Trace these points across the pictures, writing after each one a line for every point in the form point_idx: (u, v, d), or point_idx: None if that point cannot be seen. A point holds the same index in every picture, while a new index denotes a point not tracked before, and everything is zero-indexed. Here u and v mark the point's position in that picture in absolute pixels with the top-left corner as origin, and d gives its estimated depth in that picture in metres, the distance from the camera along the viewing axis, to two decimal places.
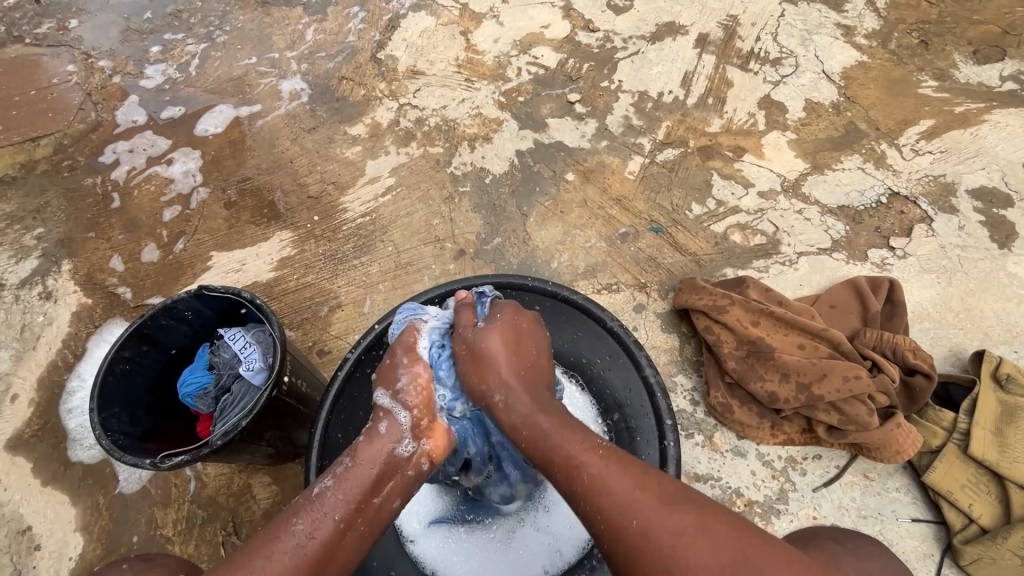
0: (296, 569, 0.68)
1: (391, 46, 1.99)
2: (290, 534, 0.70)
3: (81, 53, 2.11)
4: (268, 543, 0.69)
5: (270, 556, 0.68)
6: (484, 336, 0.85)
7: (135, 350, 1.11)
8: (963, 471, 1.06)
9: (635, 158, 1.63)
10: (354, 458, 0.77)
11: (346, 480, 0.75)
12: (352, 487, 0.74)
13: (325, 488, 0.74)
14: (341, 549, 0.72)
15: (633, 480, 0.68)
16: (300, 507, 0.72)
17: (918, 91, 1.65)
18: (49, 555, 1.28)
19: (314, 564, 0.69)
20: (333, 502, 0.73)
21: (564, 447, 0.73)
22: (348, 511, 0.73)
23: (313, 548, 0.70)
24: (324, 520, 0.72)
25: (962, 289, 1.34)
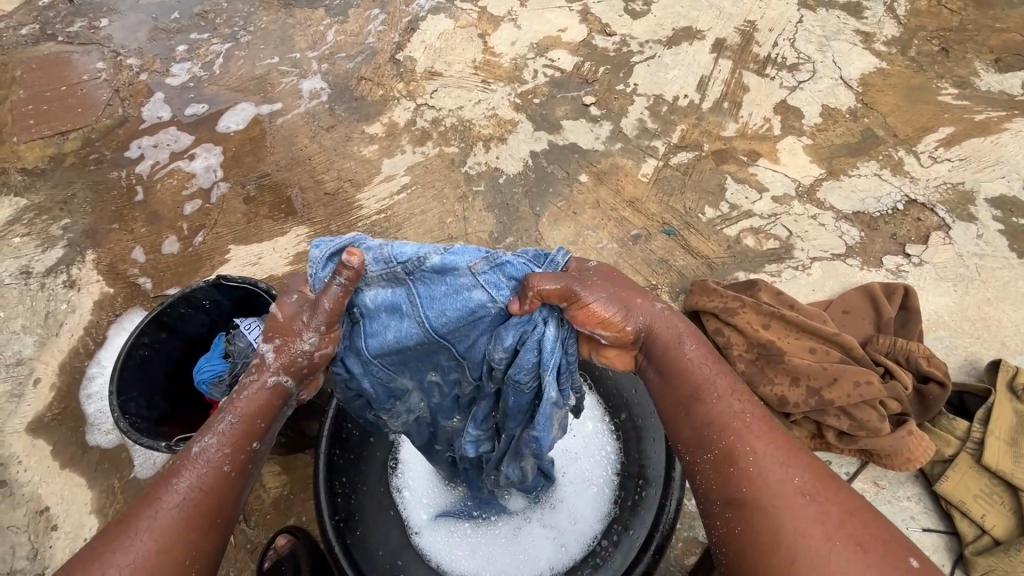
0: (182, 522, 0.61)
1: (410, 48, 2.02)
2: (171, 491, 0.62)
3: (110, 52, 2.18)
4: (149, 506, 0.61)
5: (155, 517, 0.60)
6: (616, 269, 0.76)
7: (154, 336, 1.14)
8: (976, 480, 1.04)
9: (648, 160, 1.63)
10: (235, 407, 0.67)
11: (231, 430, 0.66)
12: (234, 438, 0.66)
13: (207, 443, 0.65)
14: (234, 496, 0.65)
15: (783, 456, 0.63)
16: (179, 466, 0.64)
17: (937, 99, 1.63)
18: (66, 535, 1.31)
19: (201, 514, 0.62)
20: (217, 456, 0.65)
21: (719, 395, 0.68)
22: (236, 460, 0.66)
23: (201, 500, 0.63)
24: (213, 473, 0.64)
25: (979, 298, 1.32)
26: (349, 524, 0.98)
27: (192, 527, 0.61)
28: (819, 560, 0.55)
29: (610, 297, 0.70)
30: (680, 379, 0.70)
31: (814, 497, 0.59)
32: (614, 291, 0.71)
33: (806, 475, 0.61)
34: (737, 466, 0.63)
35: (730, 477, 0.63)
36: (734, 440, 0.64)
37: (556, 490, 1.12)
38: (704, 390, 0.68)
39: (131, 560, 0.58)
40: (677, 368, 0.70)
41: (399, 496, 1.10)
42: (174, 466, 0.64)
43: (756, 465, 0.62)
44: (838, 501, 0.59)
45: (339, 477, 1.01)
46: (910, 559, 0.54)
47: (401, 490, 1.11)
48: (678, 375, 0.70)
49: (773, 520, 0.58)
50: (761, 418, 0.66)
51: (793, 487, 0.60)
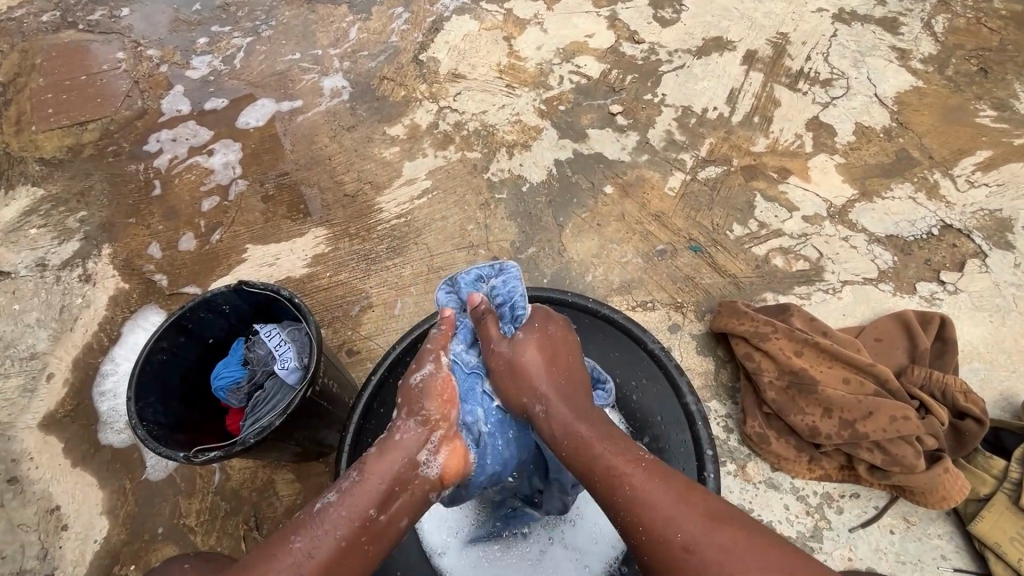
0: None
1: (433, 48, 1.99)
2: (287, 552, 0.69)
3: (131, 42, 2.16)
4: (266, 559, 0.68)
5: (268, 570, 0.67)
6: (520, 351, 0.92)
7: (173, 340, 1.12)
8: (1013, 523, 1.01)
9: (675, 174, 1.60)
10: (363, 473, 0.77)
11: (352, 495, 0.74)
12: (354, 502, 0.74)
13: (328, 503, 0.73)
14: (345, 560, 0.71)
15: (674, 495, 0.70)
16: (300, 525, 0.72)
17: (974, 121, 1.59)
18: (76, 536, 1.30)
19: None
20: (335, 520, 0.72)
21: (604, 457, 0.77)
22: (352, 529, 0.72)
23: (314, 562, 0.69)
24: (326, 537, 0.71)
25: (1015, 330, 1.29)
26: None
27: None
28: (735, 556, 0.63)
29: (550, 345, 0.93)
30: (579, 451, 0.79)
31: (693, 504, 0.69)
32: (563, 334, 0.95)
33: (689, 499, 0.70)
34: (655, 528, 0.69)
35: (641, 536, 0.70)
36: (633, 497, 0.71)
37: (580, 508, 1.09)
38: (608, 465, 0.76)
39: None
40: (582, 439, 0.80)
41: (418, 515, 1.08)
42: (296, 523, 0.72)
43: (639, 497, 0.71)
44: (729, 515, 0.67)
45: None
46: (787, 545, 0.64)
47: None
48: (582, 453, 0.79)
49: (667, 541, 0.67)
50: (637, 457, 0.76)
51: (695, 515, 0.68)
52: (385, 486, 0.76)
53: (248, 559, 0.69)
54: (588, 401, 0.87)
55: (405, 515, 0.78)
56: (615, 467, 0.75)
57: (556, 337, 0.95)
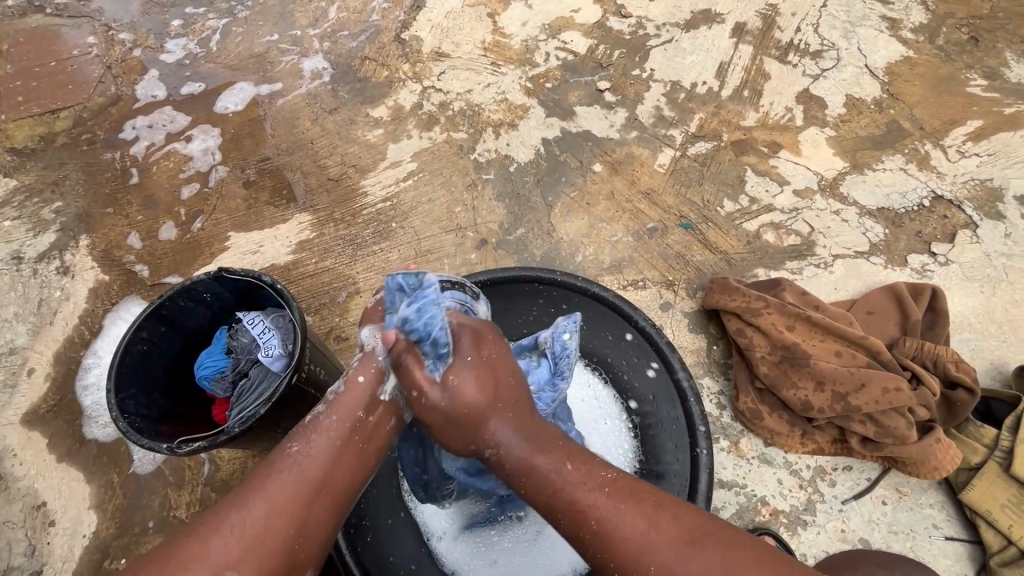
0: (288, 498, 0.64)
1: (416, 27, 1.93)
2: (285, 457, 0.67)
3: (101, 25, 2.07)
4: (264, 468, 0.67)
5: (268, 481, 0.65)
6: (460, 390, 0.69)
7: (153, 331, 1.09)
8: (1004, 490, 1.02)
9: (665, 150, 1.57)
10: (346, 381, 0.72)
11: (341, 403, 0.71)
12: (344, 410, 0.71)
13: (319, 413, 0.71)
14: (340, 469, 0.68)
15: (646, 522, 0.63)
16: (295, 433, 0.69)
17: (965, 90, 1.58)
18: (64, 531, 1.28)
19: (311, 484, 0.66)
20: (328, 426, 0.69)
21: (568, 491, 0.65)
22: (346, 431, 0.70)
23: (314, 470, 0.66)
24: (321, 443, 0.68)
25: (1006, 300, 1.29)
26: (359, 529, 1.01)
27: (298, 497, 0.65)
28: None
29: (487, 380, 0.70)
30: (541, 482, 0.67)
31: (666, 530, 0.63)
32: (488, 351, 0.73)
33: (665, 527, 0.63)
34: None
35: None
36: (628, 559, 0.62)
37: None
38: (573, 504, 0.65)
39: (248, 519, 0.63)
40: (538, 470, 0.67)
41: (412, 500, 1.07)
42: (291, 433, 0.70)
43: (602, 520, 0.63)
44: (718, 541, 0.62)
45: None
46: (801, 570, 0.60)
47: (413, 494, 1.07)
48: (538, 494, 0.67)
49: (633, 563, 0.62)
50: (609, 481, 0.66)
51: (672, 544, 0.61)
52: (370, 394, 0.72)
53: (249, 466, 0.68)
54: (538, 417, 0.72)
55: (394, 414, 0.74)
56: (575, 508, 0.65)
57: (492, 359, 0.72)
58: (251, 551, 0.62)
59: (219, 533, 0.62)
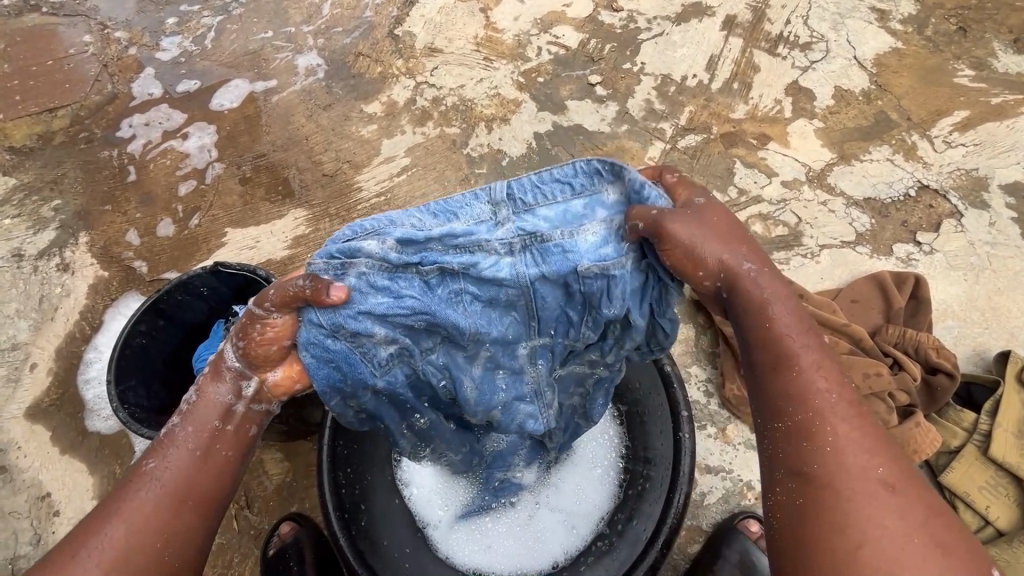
0: (149, 509, 0.67)
1: (409, 22, 1.94)
2: (142, 473, 0.69)
3: (97, 24, 2.09)
4: (123, 488, 0.69)
5: (127, 498, 0.68)
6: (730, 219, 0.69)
7: (151, 325, 1.11)
8: (982, 472, 1.04)
9: (655, 143, 1.59)
10: (197, 394, 0.73)
11: (192, 414, 0.73)
12: (198, 418, 0.72)
13: (174, 425, 0.73)
14: (204, 476, 0.71)
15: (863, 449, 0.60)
16: (151, 449, 0.72)
17: (952, 80, 1.59)
18: (69, 521, 1.31)
19: (172, 493, 0.68)
20: (183, 435, 0.72)
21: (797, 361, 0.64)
22: (202, 439, 0.72)
23: (169, 481, 0.69)
24: (178, 454, 0.71)
25: (989, 287, 1.31)
26: (355, 514, 1.02)
27: (159, 507, 0.67)
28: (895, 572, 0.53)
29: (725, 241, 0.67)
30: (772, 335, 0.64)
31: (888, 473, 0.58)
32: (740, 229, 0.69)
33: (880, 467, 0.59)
34: (828, 478, 0.59)
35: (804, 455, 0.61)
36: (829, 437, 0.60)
37: (564, 474, 1.12)
38: (787, 359, 0.64)
39: (107, 539, 0.65)
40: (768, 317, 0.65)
41: (406, 489, 1.10)
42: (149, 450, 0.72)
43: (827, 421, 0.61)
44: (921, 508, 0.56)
45: (344, 468, 1.04)
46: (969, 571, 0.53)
47: (408, 484, 1.10)
48: (757, 330, 0.65)
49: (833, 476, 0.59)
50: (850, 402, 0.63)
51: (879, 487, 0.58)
52: (225, 401, 0.74)
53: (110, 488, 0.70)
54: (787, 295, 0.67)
55: (254, 423, 0.75)
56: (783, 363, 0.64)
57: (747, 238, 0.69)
58: (116, 565, 0.64)
59: (79, 554, 0.65)
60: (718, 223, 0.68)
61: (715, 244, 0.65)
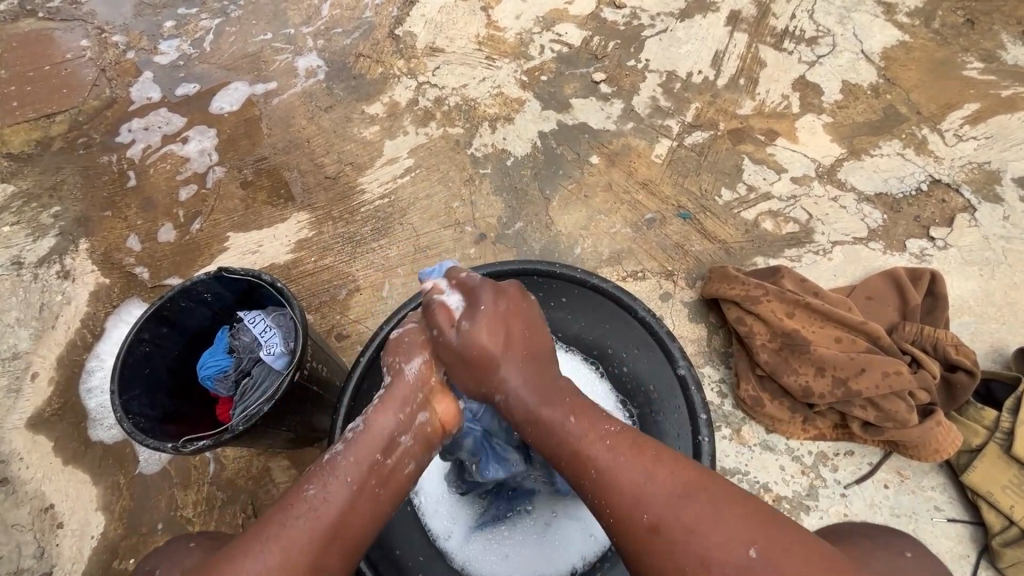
0: (312, 536, 0.68)
1: (409, 22, 1.92)
2: (301, 500, 0.70)
3: (94, 28, 2.07)
4: (281, 512, 0.70)
5: (286, 523, 0.69)
6: (474, 334, 0.80)
7: (155, 332, 1.09)
8: (1005, 471, 1.02)
9: (662, 141, 1.57)
10: (366, 423, 0.77)
11: (358, 444, 0.75)
12: (361, 449, 0.75)
13: (337, 453, 0.75)
14: (357, 514, 0.72)
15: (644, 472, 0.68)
16: (313, 474, 0.73)
17: (961, 73, 1.57)
18: (72, 533, 1.29)
19: (329, 527, 0.69)
20: (345, 466, 0.73)
21: (568, 431, 0.73)
22: (362, 473, 0.73)
23: (327, 514, 0.70)
24: (339, 485, 0.72)
25: (1005, 282, 1.29)
26: None
27: (316, 541, 0.68)
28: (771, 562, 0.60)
29: (505, 329, 0.81)
30: (544, 429, 0.75)
31: (672, 482, 0.67)
32: (514, 307, 0.84)
33: (661, 474, 0.67)
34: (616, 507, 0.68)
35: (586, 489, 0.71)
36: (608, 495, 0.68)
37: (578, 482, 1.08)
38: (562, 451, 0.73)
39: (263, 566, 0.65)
40: (543, 422, 0.75)
41: (416, 498, 1.08)
42: (308, 475, 0.73)
43: (600, 466, 0.70)
44: (698, 480, 0.67)
45: None
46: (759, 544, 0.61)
47: (418, 492, 1.09)
48: (542, 427, 0.75)
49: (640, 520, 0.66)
50: (611, 435, 0.72)
51: (671, 496, 0.66)
52: (390, 433, 0.77)
53: (265, 511, 0.71)
54: (553, 375, 0.81)
55: (412, 459, 0.78)
56: (582, 451, 0.71)
57: (506, 311, 0.82)
58: None
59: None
60: (505, 295, 0.84)
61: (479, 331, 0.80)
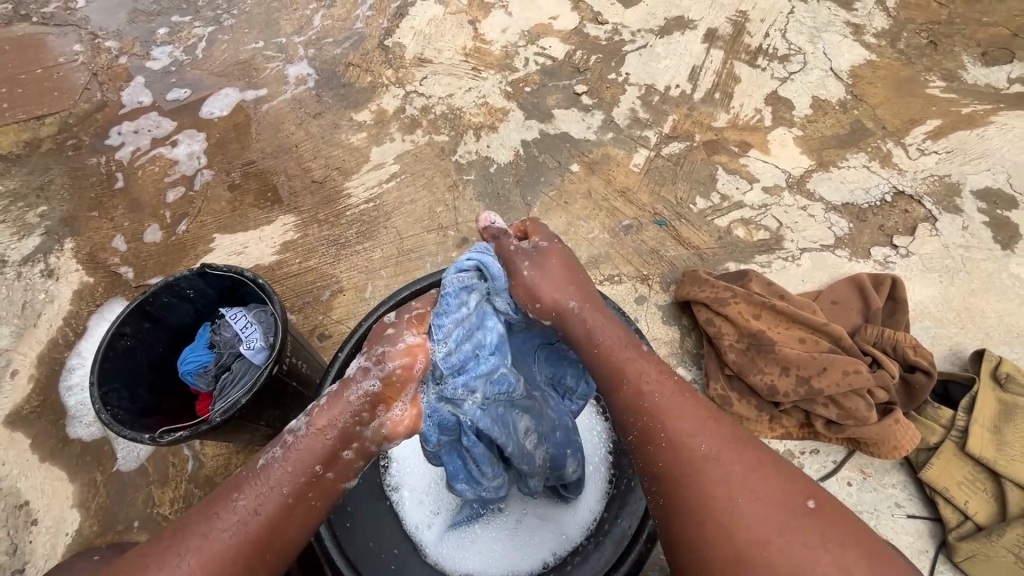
0: (234, 552, 0.64)
1: (399, 34, 1.97)
2: (229, 511, 0.66)
3: (87, 34, 2.10)
4: (205, 522, 0.66)
5: (208, 536, 0.65)
6: (550, 252, 0.85)
7: (137, 327, 1.11)
8: (960, 468, 1.06)
9: (640, 150, 1.62)
10: (309, 427, 0.71)
11: (296, 452, 0.69)
12: (298, 459, 0.69)
13: (272, 459, 0.70)
14: (287, 526, 0.68)
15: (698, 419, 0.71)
16: (242, 483, 0.68)
17: (925, 91, 1.64)
18: (46, 530, 1.29)
19: (254, 544, 0.66)
20: (278, 476, 0.68)
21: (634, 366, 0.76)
22: (297, 485, 0.69)
23: (253, 528, 0.66)
24: (269, 495, 0.68)
25: (963, 289, 1.34)
26: (341, 514, 1.03)
27: (240, 556, 0.65)
28: (797, 557, 0.58)
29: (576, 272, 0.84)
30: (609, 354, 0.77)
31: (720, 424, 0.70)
32: (574, 269, 0.84)
33: (721, 441, 0.68)
34: (673, 457, 0.68)
35: (651, 452, 0.70)
36: (669, 430, 0.70)
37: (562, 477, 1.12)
38: (618, 374, 0.76)
39: None
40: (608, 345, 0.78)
41: (394, 494, 1.10)
42: (240, 480, 0.69)
43: (662, 417, 0.71)
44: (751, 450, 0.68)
45: None
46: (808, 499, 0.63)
47: (396, 488, 1.11)
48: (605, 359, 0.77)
49: (699, 499, 0.65)
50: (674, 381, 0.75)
51: (720, 448, 0.68)
52: (332, 445, 0.70)
53: (190, 515, 0.67)
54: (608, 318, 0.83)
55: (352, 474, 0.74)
56: (642, 385, 0.74)
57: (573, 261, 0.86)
58: None
59: None
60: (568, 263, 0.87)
61: (554, 259, 0.84)
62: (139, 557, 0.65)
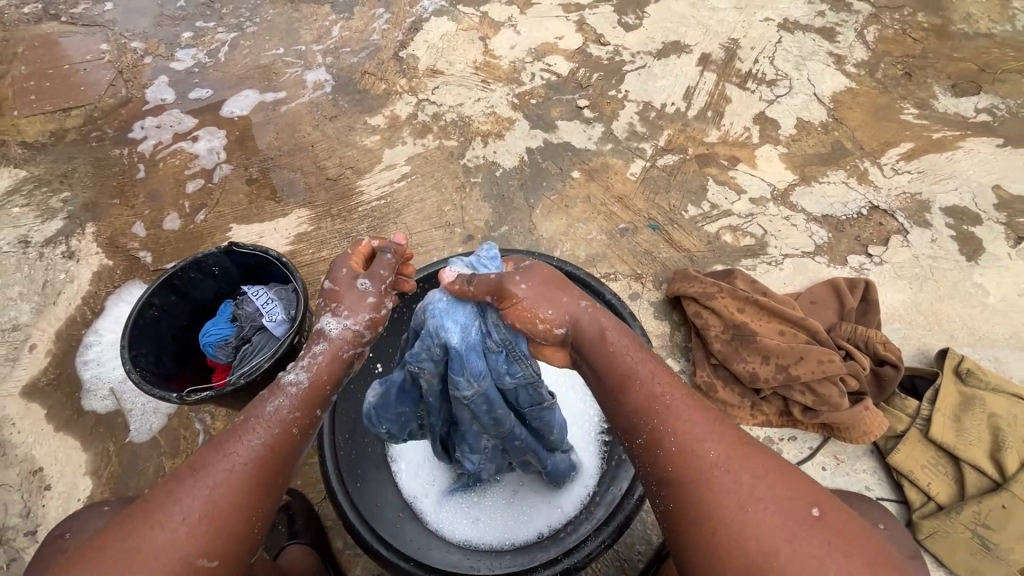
0: (257, 479, 0.72)
1: (413, 46, 2.10)
2: (245, 447, 0.73)
3: (115, 35, 2.21)
4: (224, 459, 0.71)
5: (231, 470, 0.71)
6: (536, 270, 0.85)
7: (164, 299, 1.18)
8: (924, 453, 1.15)
9: (636, 161, 1.74)
10: (311, 376, 0.79)
11: (302, 398, 0.78)
12: (304, 402, 0.79)
13: (280, 406, 0.77)
14: (295, 454, 0.77)
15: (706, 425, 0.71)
16: (254, 424, 0.75)
17: (899, 117, 1.78)
18: (59, 495, 1.33)
19: (272, 470, 0.74)
20: (288, 416, 0.77)
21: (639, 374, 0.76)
22: (302, 422, 0.78)
23: (272, 457, 0.74)
24: (281, 431, 0.76)
25: (931, 295, 1.45)
26: (353, 475, 1.06)
27: (263, 481, 0.72)
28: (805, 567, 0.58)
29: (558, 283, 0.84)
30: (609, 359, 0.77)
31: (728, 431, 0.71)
32: (562, 278, 0.85)
33: (730, 448, 0.69)
34: (682, 463, 0.68)
35: (662, 457, 0.70)
36: (677, 434, 0.70)
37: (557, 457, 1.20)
38: (629, 375, 0.76)
39: (205, 506, 0.68)
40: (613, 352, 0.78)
41: (396, 465, 1.18)
42: (249, 422, 0.75)
43: (669, 427, 0.71)
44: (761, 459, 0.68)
45: (343, 433, 1.08)
46: (815, 507, 0.63)
47: (398, 459, 1.19)
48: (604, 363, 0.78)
49: (704, 502, 0.65)
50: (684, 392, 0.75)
51: (731, 458, 0.67)
52: (326, 392, 0.81)
53: (201, 456, 0.72)
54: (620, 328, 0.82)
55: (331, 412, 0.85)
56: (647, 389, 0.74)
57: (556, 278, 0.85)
58: (217, 528, 0.68)
59: (179, 519, 0.66)
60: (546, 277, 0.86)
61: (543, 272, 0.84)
62: (156, 499, 0.68)
